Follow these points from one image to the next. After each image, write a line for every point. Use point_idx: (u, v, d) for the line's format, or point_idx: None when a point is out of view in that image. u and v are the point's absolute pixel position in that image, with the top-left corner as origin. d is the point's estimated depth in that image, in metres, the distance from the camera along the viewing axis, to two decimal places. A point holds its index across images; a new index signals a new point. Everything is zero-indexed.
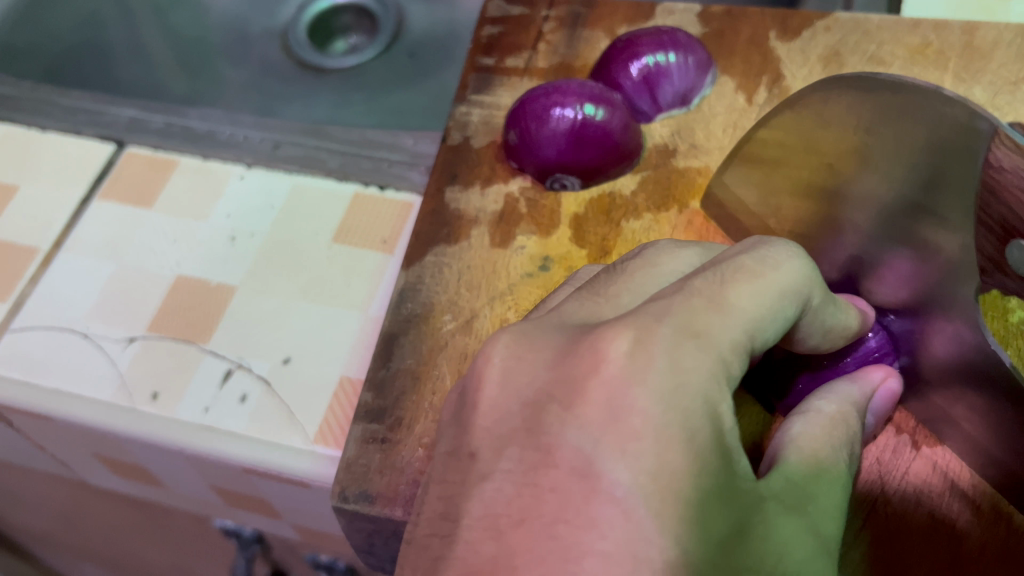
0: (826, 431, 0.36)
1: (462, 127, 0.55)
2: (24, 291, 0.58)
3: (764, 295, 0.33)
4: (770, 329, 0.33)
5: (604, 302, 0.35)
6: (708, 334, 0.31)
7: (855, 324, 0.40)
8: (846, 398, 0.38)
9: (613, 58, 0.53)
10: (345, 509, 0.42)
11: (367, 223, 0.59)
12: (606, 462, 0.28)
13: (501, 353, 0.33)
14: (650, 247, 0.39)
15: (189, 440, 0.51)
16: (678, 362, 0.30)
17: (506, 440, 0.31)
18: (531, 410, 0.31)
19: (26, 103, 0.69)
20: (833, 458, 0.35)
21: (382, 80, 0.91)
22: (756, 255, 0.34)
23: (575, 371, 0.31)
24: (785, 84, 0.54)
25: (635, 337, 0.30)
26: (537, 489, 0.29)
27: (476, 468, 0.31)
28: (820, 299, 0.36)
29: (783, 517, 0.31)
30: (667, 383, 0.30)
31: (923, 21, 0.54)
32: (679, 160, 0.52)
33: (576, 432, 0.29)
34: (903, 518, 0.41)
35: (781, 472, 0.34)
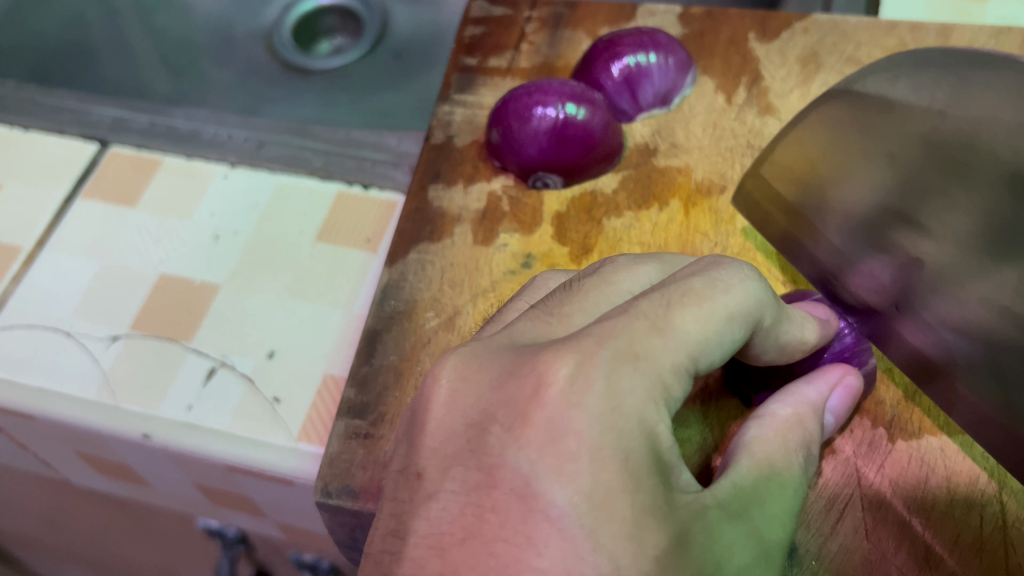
0: (780, 436, 0.36)
1: (446, 126, 0.55)
2: (8, 290, 0.58)
3: (711, 318, 0.33)
4: (717, 353, 0.34)
5: (556, 322, 0.35)
6: (648, 358, 0.31)
7: (813, 339, 0.41)
8: (803, 400, 0.39)
9: (595, 58, 0.53)
10: (328, 504, 0.42)
11: (351, 223, 0.59)
12: (544, 482, 0.29)
13: (449, 375, 0.34)
14: (607, 262, 0.38)
15: (171, 437, 0.51)
16: (616, 384, 0.30)
17: (450, 461, 0.32)
18: (474, 431, 0.32)
19: (10, 102, 0.69)
20: (786, 464, 0.36)
21: (366, 80, 0.91)
22: (705, 277, 0.34)
23: (517, 393, 0.31)
24: (763, 85, 0.54)
25: (577, 360, 0.30)
26: (479, 509, 0.30)
27: (423, 488, 0.32)
28: (772, 319, 0.37)
29: (727, 525, 0.32)
30: (604, 405, 0.30)
31: (899, 23, 0.55)
32: (660, 158, 0.53)
33: (517, 453, 0.30)
34: (880, 510, 0.42)
35: (730, 479, 0.34)
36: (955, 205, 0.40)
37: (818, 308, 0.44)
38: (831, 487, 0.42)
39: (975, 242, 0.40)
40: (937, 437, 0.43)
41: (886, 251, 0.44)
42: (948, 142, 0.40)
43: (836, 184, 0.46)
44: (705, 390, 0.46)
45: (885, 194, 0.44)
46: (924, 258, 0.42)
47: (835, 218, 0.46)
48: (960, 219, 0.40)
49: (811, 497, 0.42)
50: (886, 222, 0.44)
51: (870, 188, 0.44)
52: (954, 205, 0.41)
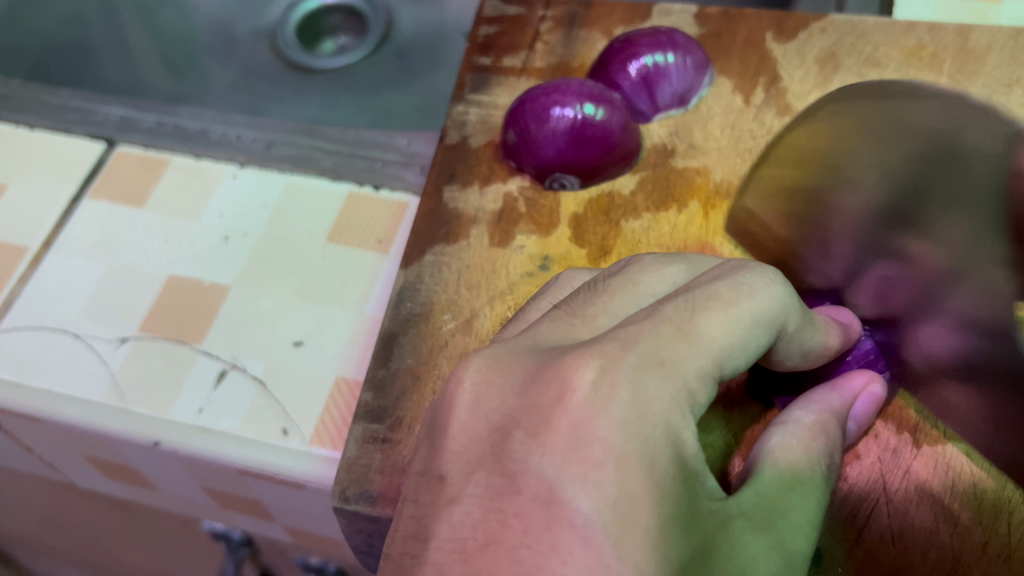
0: (803, 443, 0.36)
1: (460, 126, 0.55)
2: (15, 291, 0.57)
3: (735, 323, 0.33)
4: (741, 357, 0.33)
5: (580, 324, 0.34)
6: (675, 364, 0.31)
7: (836, 343, 0.40)
8: (828, 407, 0.38)
9: (611, 59, 0.53)
10: (346, 510, 0.42)
11: (362, 223, 0.59)
12: (569, 489, 0.28)
13: (472, 379, 0.33)
14: (633, 261, 0.37)
15: (180, 441, 0.50)
16: (642, 391, 0.30)
17: (475, 464, 0.31)
18: (498, 436, 0.31)
19: (15, 101, 0.68)
20: (809, 471, 0.35)
21: (372, 80, 0.91)
22: (730, 281, 0.34)
23: (540, 398, 0.30)
24: (782, 85, 0.54)
25: (601, 365, 0.30)
26: (502, 515, 0.29)
27: (445, 492, 0.31)
28: (796, 323, 0.36)
29: (750, 534, 0.31)
30: (629, 412, 0.30)
31: (918, 24, 0.54)
32: (677, 160, 0.52)
33: (541, 460, 0.29)
34: (906, 516, 0.41)
35: (753, 488, 0.33)
36: (937, 201, 0.36)
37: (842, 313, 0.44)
38: (855, 493, 0.42)
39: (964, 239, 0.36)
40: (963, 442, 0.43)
41: (890, 261, 0.41)
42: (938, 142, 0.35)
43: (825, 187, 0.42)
44: (726, 394, 0.46)
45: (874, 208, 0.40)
46: (924, 260, 0.39)
47: (837, 223, 0.43)
48: (946, 215, 0.36)
49: (835, 502, 0.42)
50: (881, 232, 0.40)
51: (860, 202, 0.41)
52: (942, 200, 0.36)
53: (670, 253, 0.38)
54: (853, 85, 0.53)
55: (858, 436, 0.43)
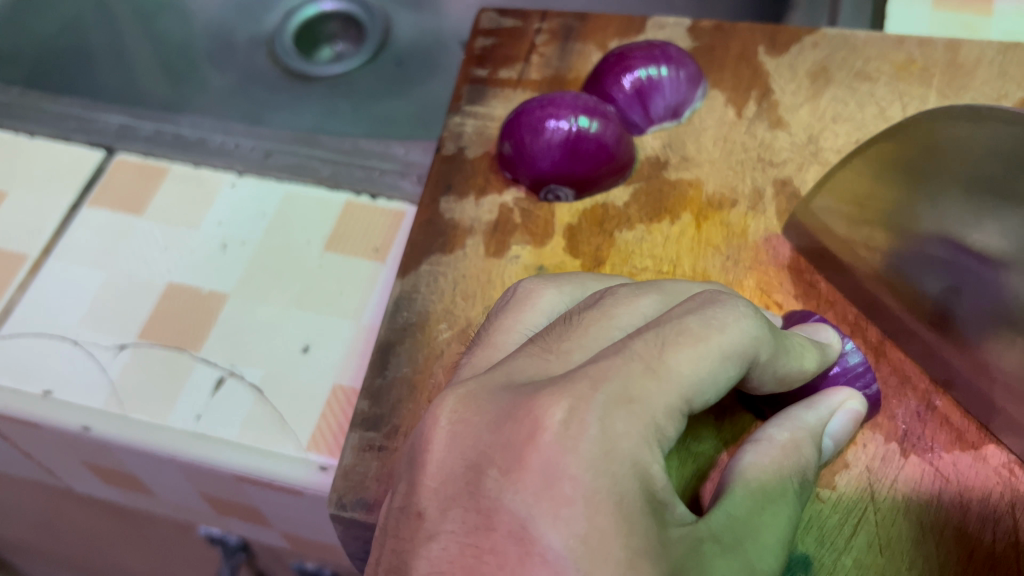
0: (775, 461, 0.37)
1: (457, 138, 0.55)
2: (15, 298, 0.58)
3: (705, 358, 0.34)
4: (711, 391, 0.34)
5: (554, 359, 0.35)
6: (643, 401, 0.32)
7: (812, 368, 0.41)
8: (800, 425, 0.40)
9: (606, 72, 0.54)
10: (343, 516, 0.42)
11: (359, 232, 0.59)
12: (540, 526, 0.29)
13: (448, 418, 0.34)
14: (607, 293, 0.38)
15: (179, 448, 0.51)
16: (611, 428, 0.31)
17: (450, 502, 0.32)
18: (470, 474, 0.32)
19: (15, 109, 0.69)
20: (779, 489, 0.36)
21: (369, 89, 0.91)
22: (701, 316, 0.35)
23: (513, 436, 0.31)
24: (774, 98, 0.54)
25: (570, 406, 0.31)
26: (477, 552, 0.30)
27: (423, 528, 0.32)
28: (768, 353, 0.37)
29: (719, 556, 0.32)
30: (598, 451, 0.30)
31: (908, 38, 0.55)
32: (671, 172, 0.53)
33: (513, 497, 0.30)
34: (893, 525, 0.42)
35: (724, 508, 0.34)
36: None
37: (820, 331, 0.45)
38: (845, 501, 0.43)
39: None
40: (950, 453, 0.44)
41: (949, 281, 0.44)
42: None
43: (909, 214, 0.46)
44: (718, 407, 0.47)
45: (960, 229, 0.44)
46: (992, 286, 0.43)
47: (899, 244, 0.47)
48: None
49: (824, 510, 0.43)
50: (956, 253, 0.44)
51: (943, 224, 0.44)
52: None
53: (644, 284, 0.39)
54: (844, 99, 0.54)
55: (835, 454, 0.43)
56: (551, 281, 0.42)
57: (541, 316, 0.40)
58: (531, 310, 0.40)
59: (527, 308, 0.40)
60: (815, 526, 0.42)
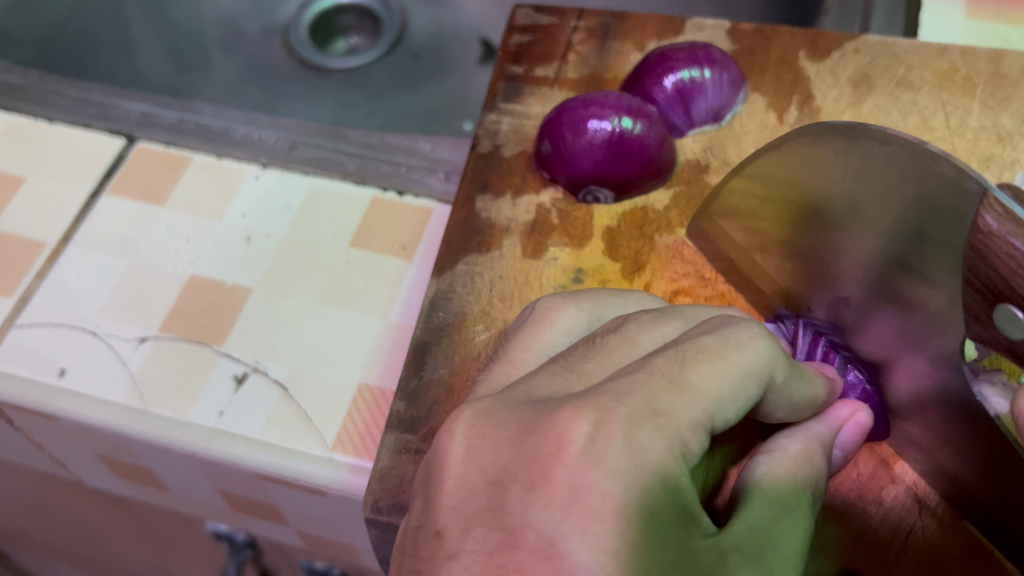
0: (790, 471, 0.36)
1: (493, 135, 0.54)
2: (32, 286, 0.57)
3: (726, 376, 0.32)
4: (732, 410, 0.32)
5: (574, 377, 0.33)
6: (668, 414, 0.31)
7: (821, 395, 0.39)
8: (813, 435, 0.39)
9: (647, 72, 0.53)
10: (379, 521, 0.41)
11: (387, 228, 0.58)
12: (569, 542, 0.28)
13: (464, 433, 0.32)
14: (629, 319, 0.36)
15: (202, 445, 0.50)
16: (637, 441, 0.30)
17: (473, 519, 0.30)
18: (495, 489, 0.30)
19: (33, 93, 0.67)
20: (796, 500, 0.35)
21: (386, 82, 0.90)
22: (717, 334, 0.33)
23: (537, 452, 0.30)
24: (815, 104, 0.54)
25: (596, 418, 0.30)
26: (503, 571, 0.29)
27: (442, 548, 0.31)
28: (785, 376, 0.35)
29: (743, 567, 0.31)
30: (628, 462, 0.29)
31: (951, 46, 0.55)
32: (712, 175, 0.52)
33: (539, 513, 0.29)
34: (943, 542, 0.42)
35: (742, 520, 0.33)
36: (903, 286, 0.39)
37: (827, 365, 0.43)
38: (892, 517, 0.42)
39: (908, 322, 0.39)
40: None
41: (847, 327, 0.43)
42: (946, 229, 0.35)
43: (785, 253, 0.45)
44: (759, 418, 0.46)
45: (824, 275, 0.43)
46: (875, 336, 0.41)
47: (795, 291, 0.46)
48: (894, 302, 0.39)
49: (873, 525, 0.42)
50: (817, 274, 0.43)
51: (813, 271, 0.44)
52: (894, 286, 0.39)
53: (665, 309, 0.37)
54: (886, 107, 0.53)
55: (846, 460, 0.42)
56: (569, 297, 0.39)
57: (562, 335, 0.38)
58: (550, 328, 0.38)
59: (546, 326, 0.38)
60: (857, 537, 0.42)
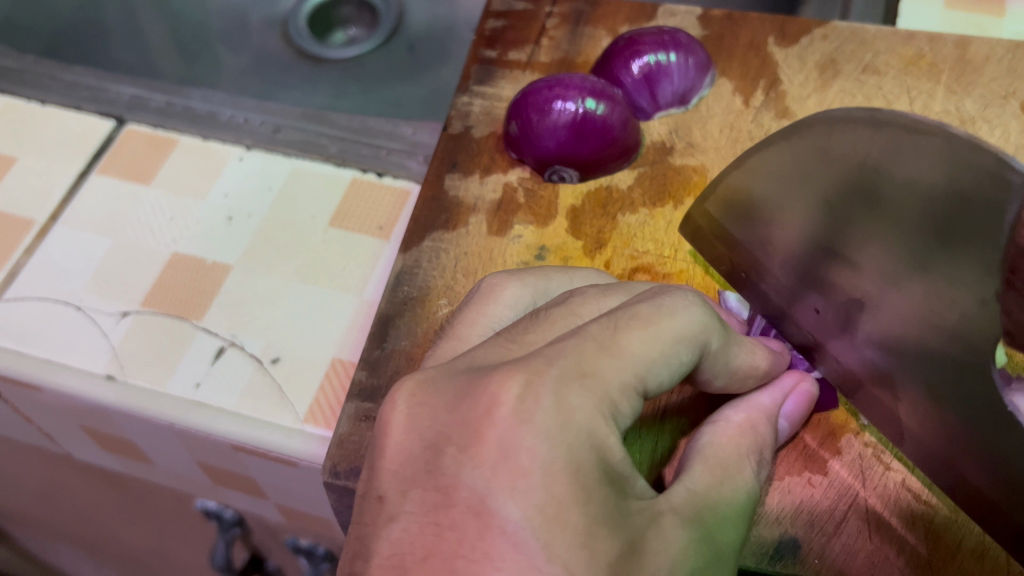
0: (733, 440, 0.38)
1: (464, 117, 0.56)
2: (21, 261, 0.58)
3: (656, 342, 0.33)
4: (665, 374, 0.34)
5: (516, 346, 0.34)
6: (597, 376, 0.32)
7: (763, 364, 0.40)
8: (757, 407, 0.40)
9: (615, 55, 0.54)
10: (336, 485, 0.43)
11: (364, 209, 0.60)
12: (498, 498, 0.29)
13: (406, 401, 0.33)
14: (574, 292, 0.38)
15: (178, 416, 0.51)
16: (565, 401, 0.31)
17: (410, 482, 0.31)
18: (435, 447, 0.31)
19: (28, 76, 0.69)
20: (737, 468, 0.37)
21: (380, 72, 0.92)
22: (651, 303, 0.34)
23: (470, 413, 0.31)
24: (781, 88, 0.54)
25: (526, 379, 0.31)
26: (437, 529, 0.29)
27: (383, 511, 0.31)
28: (719, 343, 0.37)
29: (678, 528, 0.32)
30: (554, 421, 0.30)
31: (918, 33, 0.55)
32: (676, 157, 0.53)
33: (470, 472, 0.30)
34: (884, 511, 0.42)
35: (681, 485, 0.35)
36: (873, 247, 0.40)
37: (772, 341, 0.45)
38: (836, 485, 0.43)
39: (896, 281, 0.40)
40: None
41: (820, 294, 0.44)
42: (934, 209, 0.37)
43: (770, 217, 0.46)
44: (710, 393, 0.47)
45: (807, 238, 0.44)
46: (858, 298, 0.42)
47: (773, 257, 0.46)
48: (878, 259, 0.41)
49: (816, 495, 0.43)
50: (813, 249, 0.44)
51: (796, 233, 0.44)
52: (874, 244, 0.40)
53: (612, 285, 0.38)
54: (851, 92, 0.54)
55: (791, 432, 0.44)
56: (516, 274, 0.41)
57: (507, 310, 0.39)
58: (495, 304, 0.39)
59: (491, 302, 0.39)
60: (806, 509, 0.42)
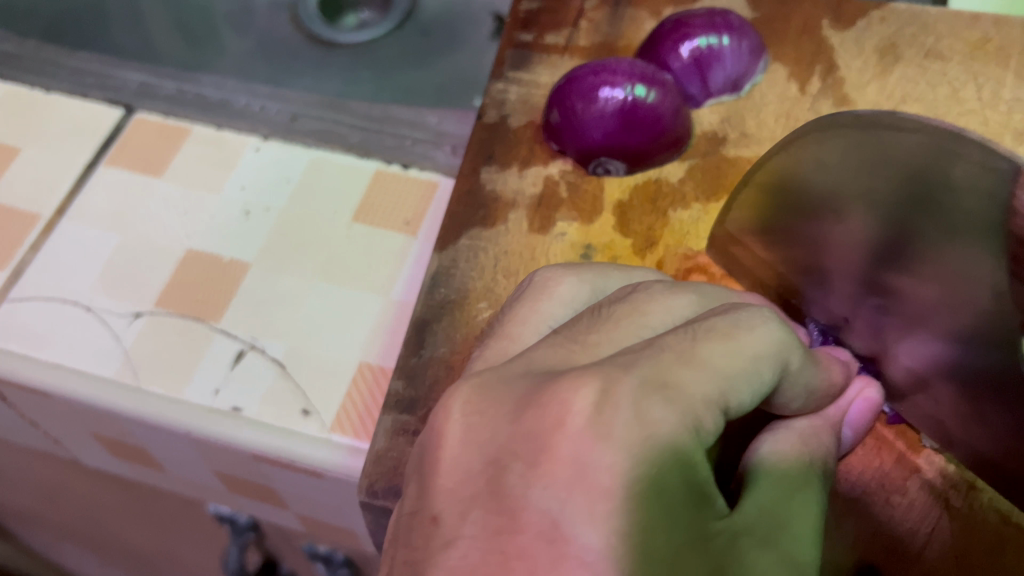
0: (797, 448, 0.34)
1: (499, 105, 0.53)
2: (25, 259, 0.55)
3: (737, 357, 0.30)
4: (747, 393, 0.30)
5: (580, 350, 0.31)
6: (679, 388, 0.28)
7: (840, 379, 0.37)
8: (820, 414, 0.37)
9: (661, 39, 0.51)
10: (375, 505, 0.41)
11: (390, 203, 0.56)
12: (574, 526, 0.25)
13: (461, 410, 0.30)
14: (640, 289, 0.34)
15: (196, 424, 0.48)
16: (647, 414, 0.27)
17: (470, 503, 0.28)
18: (499, 462, 0.28)
19: (29, 62, 0.66)
20: (804, 477, 0.33)
21: (395, 56, 0.88)
22: (729, 316, 0.31)
23: (537, 425, 0.27)
24: (839, 75, 0.51)
25: (603, 387, 0.27)
26: (502, 558, 0.26)
27: (439, 535, 0.28)
28: (799, 362, 0.33)
29: (756, 551, 0.29)
30: (636, 435, 0.27)
31: (983, 15, 0.52)
32: (729, 148, 0.50)
33: (541, 493, 0.26)
34: (971, 534, 0.39)
35: (751, 500, 0.32)
36: (914, 249, 0.38)
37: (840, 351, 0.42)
38: (917, 507, 0.40)
39: (944, 279, 0.37)
40: None
41: (869, 300, 0.42)
42: (960, 202, 0.35)
43: (797, 229, 0.43)
44: None
45: (843, 247, 0.42)
46: (908, 302, 0.40)
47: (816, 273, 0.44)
48: (920, 261, 0.38)
49: (895, 517, 0.40)
50: (858, 264, 0.41)
51: (829, 241, 0.42)
52: (913, 246, 0.38)
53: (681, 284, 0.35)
54: (913, 78, 0.51)
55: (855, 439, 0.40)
56: (572, 268, 0.37)
57: (563, 308, 0.36)
58: (549, 300, 0.36)
59: (545, 297, 0.36)
60: (884, 533, 0.40)
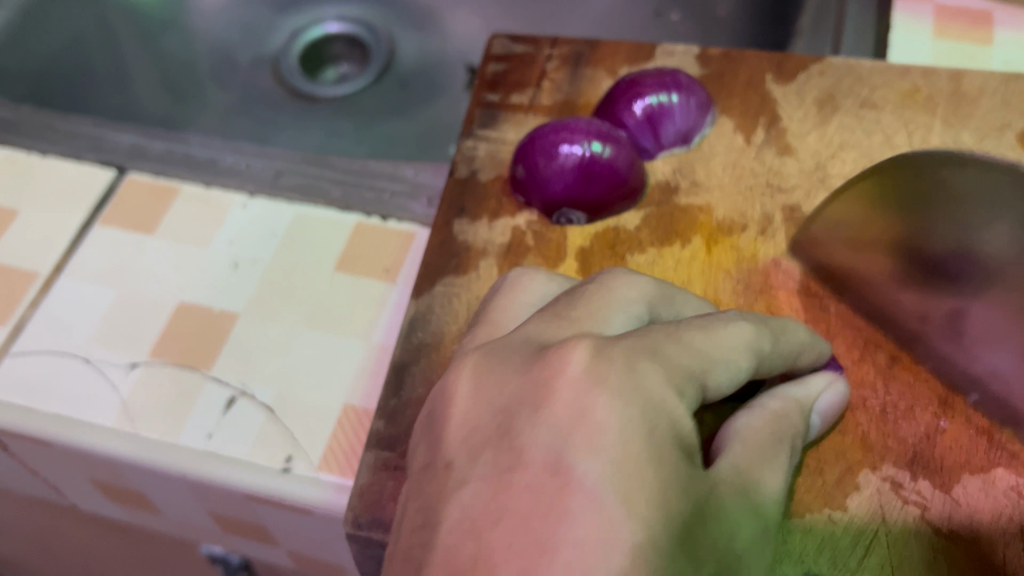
0: (768, 428, 0.38)
1: (470, 161, 0.57)
2: (26, 316, 0.58)
3: (714, 341, 0.36)
4: (724, 379, 0.36)
5: (565, 325, 0.37)
6: (665, 356, 0.34)
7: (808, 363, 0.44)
8: (790, 397, 0.41)
9: (617, 97, 0.56)
10: (360, 537, 0.44)
11: (369, 253, 0.60)
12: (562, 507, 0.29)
13: (469, 376, 0.36)
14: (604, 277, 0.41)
15: (190, 467, 0.51)
16: (640, 383, 0.33)
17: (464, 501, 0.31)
18: (503, 416, 0.33)
19: (25, 127, 0.69)
20: (770, 456, 0.37)
21: (374, 110, 0.92)
22: (706, 317, 0.38)
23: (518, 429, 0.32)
24: (782, 125, 0.56)
25: (594, 345, 0.33)
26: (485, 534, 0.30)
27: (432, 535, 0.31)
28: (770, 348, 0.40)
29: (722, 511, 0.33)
30: (621, 417, 0.31)
31: (912, 68, 0.57)
32: (681, 197, 0.54)
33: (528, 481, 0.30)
34: (904, 546, 0.44)
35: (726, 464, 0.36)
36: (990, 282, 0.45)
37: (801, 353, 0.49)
38: (857, 522, 0.44)
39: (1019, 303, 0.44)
40: (971, 481, 0.45)
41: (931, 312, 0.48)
42: None
43: (870, 244, 0.49)
44: None
45: (909, 263, 0.48)
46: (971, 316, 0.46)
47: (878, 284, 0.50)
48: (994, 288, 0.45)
49: (837, 532, 0.44)
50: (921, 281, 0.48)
51: (896, 263, 0.49)
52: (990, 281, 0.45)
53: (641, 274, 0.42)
54: (850, 127, 0.56)
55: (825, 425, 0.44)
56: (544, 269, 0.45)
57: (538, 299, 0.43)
58: (524, 292, 0.43)
59: (519, 290, 0.43)
60: (828, 546, 0.44)
